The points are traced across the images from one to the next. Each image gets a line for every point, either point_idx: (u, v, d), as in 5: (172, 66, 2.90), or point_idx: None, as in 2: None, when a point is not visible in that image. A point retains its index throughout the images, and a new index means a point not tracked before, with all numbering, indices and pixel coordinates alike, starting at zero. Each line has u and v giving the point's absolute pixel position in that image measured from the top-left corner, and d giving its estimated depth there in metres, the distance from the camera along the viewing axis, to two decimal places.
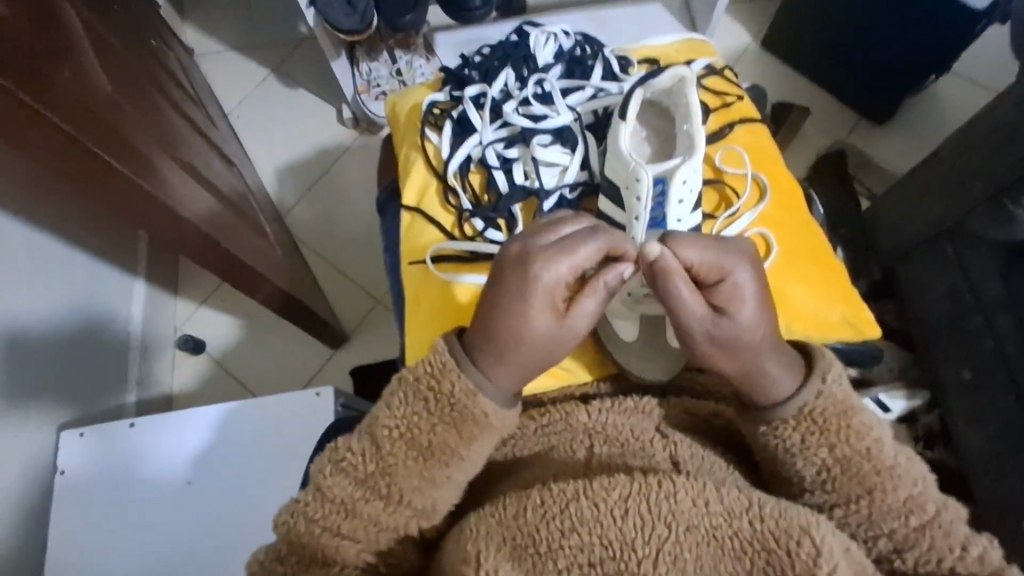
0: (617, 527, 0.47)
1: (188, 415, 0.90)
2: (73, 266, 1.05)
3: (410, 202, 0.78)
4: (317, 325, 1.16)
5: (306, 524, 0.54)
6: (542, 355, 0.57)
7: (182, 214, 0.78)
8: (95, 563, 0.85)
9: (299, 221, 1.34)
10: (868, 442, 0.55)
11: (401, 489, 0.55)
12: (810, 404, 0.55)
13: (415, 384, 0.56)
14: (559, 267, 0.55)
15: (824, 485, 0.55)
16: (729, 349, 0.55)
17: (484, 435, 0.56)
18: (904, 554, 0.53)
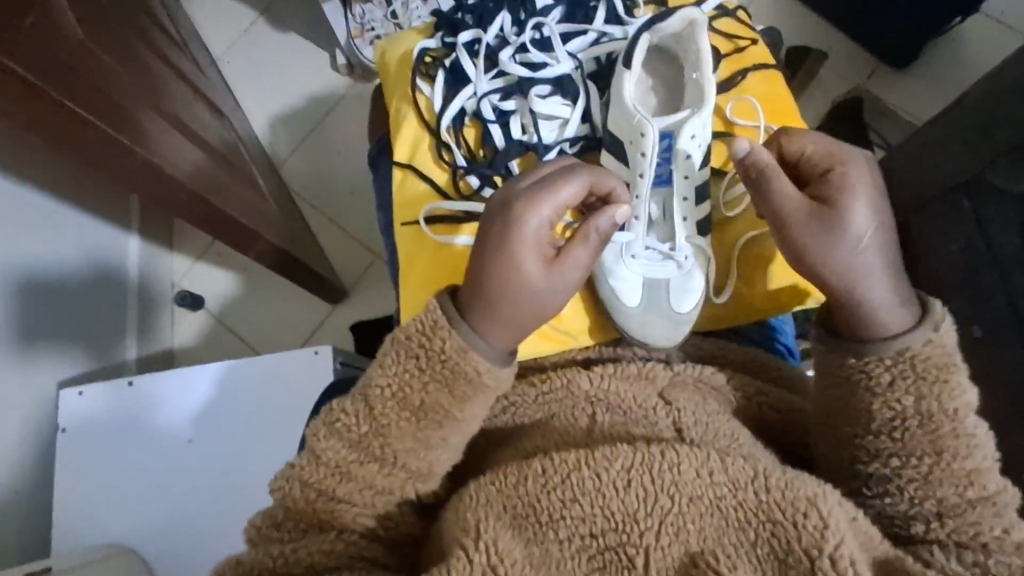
0: (619, 499, 0.46)
1: (190, 370, 0.89)
2: (63, 222, 1.02)
3: (402, 158, 0.74)
4: (314, 281, 1.14)
5: (300, 489, 0.53)
6: (538, 308, 0.57)
7: (164, 167, 0.75)
8: (100, 518, 0.86)
9: (294, 173, 1.30)
10: (957, 403, 0.52)
11: (396, 451, 0.53)
12: (914, 348, 0.54)
13: (407, 343, 0.54)
14: (544, 211, 0.56)
15: (894, 432, 0.53)
16: (833, 235, 0.57)
17: (475, 395, 0.54)
18: (944, 519, 0.51)
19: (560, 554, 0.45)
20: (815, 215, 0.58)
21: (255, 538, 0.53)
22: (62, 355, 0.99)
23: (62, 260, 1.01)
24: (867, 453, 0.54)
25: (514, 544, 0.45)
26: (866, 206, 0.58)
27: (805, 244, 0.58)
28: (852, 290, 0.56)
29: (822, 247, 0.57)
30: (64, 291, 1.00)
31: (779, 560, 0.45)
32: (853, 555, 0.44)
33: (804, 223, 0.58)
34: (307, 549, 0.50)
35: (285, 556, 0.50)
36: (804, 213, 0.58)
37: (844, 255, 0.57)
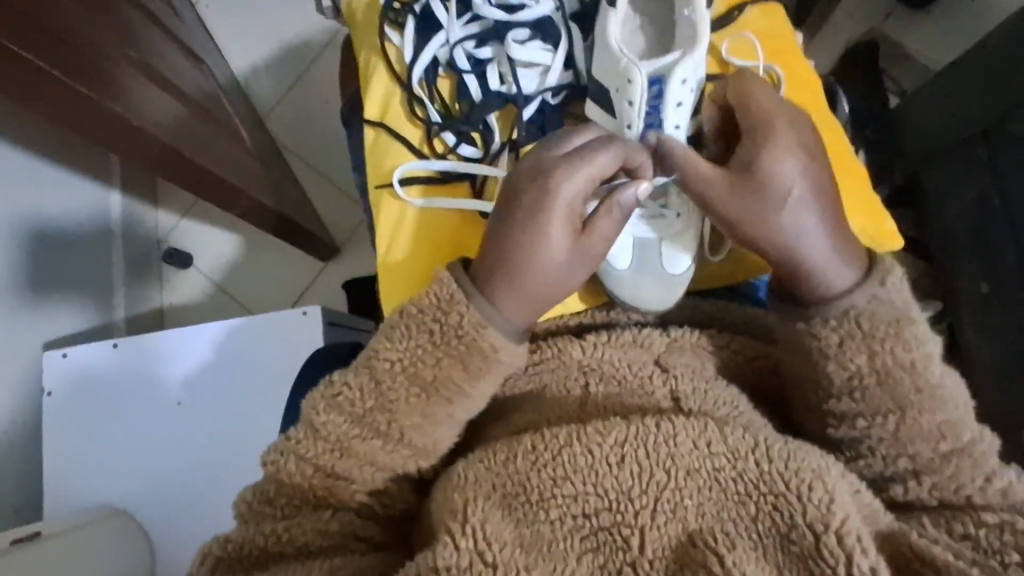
0: (613, 476, 0.44)
1: (187, 330, 0.86)
2: (40, 178, 0.97)
3: (373, 117, 0.68)
4: (303, 239, 1.09)
5: (297, 464, 0.50)
6: (560, 283, 0.53)
7: (140, 125, 0.70)
8: (91, 484, 0.85)
9: (280, 124, 1.24)
10: (916, 355, 0.50)
11: (403, 426, 0.51)
12: (858, 307, 0.51)
13: (419, 317, 0.52)
14: (576, 182, 0.51)
15: (853, 393, 0.51)
16: (756, 211, 0.52)
17: (490, 369, 0.52)
18: (921, 477, 0.49)
19: (552, 536, 0.44)
20: (733, 191, 0.52)
21: (247, 513, 0.51)
22: (44, 321, 0.96)
23: (42, 220, 0.96)
24: (834, 417, 0.52)
25: (504, 525, 0.43)
26: (791, 170, 0.51)
27: (729, 224, 0.53)
28: (786, 263, 0.53)
29: (745, 225, 0.53)
30: (46, 255, 0.96)
31: (782, 536, 0.42)
32: (859, 529, 0.40)
33: (722, 201, 0.53)
34: (302, 528, 0.49)
35: (277, 535, 0.49)
36: (723, 190, 0.52)
37: (769, 230, 0.52)
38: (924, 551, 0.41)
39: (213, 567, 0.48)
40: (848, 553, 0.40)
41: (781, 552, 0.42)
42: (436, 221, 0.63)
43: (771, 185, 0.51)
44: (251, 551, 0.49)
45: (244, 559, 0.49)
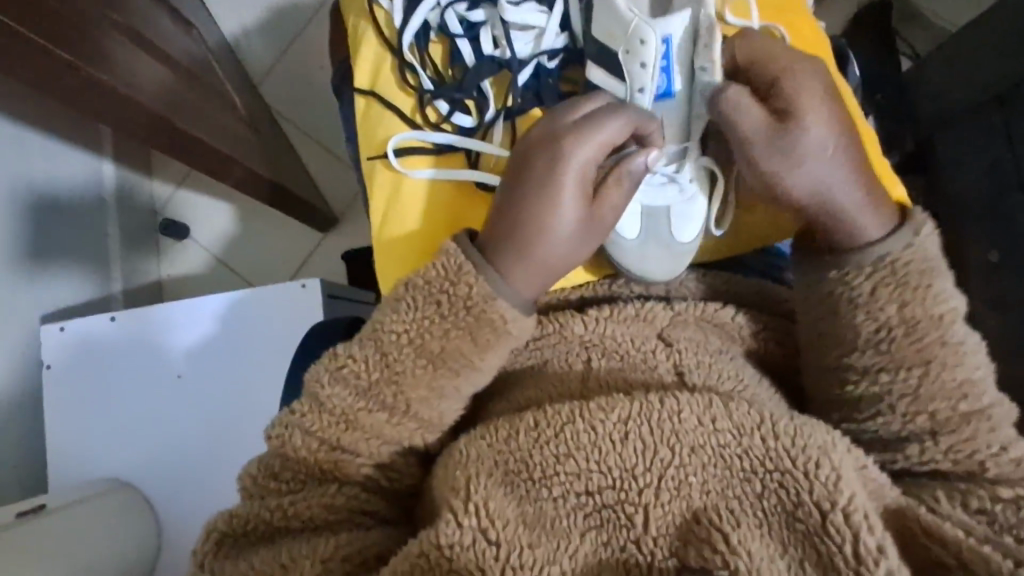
0: (616, 453, 0.43)
1: (190, 304, 0.85)
2: (32, 149, 0.94)
3: (363, 86, 0.65)
4: (301, 209, 1.07)
5: (303, 438, 0.49)
6: (570, 254, 0.52)
7: (128, 94, 0.67)
8: (94, 457, 0.85)
9: (273, 90, 1.21)
10: (942, 308, 0.50)
11: (410, 399, 0.49)
12: (894, 253, 0.51)
13: (426, 288, 0.50)
14: (588, 149, 0.51)
15: (880, 345, 0.50)
16: (792, 159, 0.51)
17: (499, 343, 0.50)
18: (939, 437, 0.48)
19: (554, 513, 0.43)
20: (771, 140, 0.51)
21: (251, 487, 0.50)
22: (44, 296, 0.95)
23: (40, 193, 0.95)
24: (855, 373, 0.51)
25: (506, 503, 0.43)
26: (825, 118, 0.51)
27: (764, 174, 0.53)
28: (818, 213, 0.53)
29: (779, 175, 0.52)
30: (44, 229, 0.95)
31: (788, 513, 0.41)
32: (866, 507, 0.39)
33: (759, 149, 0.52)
34: (307, 502, 0.48)
35: (283, 509, 0.48)
36: (760, 138, 0.52)
37: (803, 179, 0.52)
38: (933, 527, 0.40)
39: (218, 541, 0.47)
40: (854, 530, 0.39)
41: (786, 529, 0.40)
42: (436, 193, 0.61)
43: (806, 133, 0.51)
44: (257, 525, 0.47)
45: (249, 534, 0.48)
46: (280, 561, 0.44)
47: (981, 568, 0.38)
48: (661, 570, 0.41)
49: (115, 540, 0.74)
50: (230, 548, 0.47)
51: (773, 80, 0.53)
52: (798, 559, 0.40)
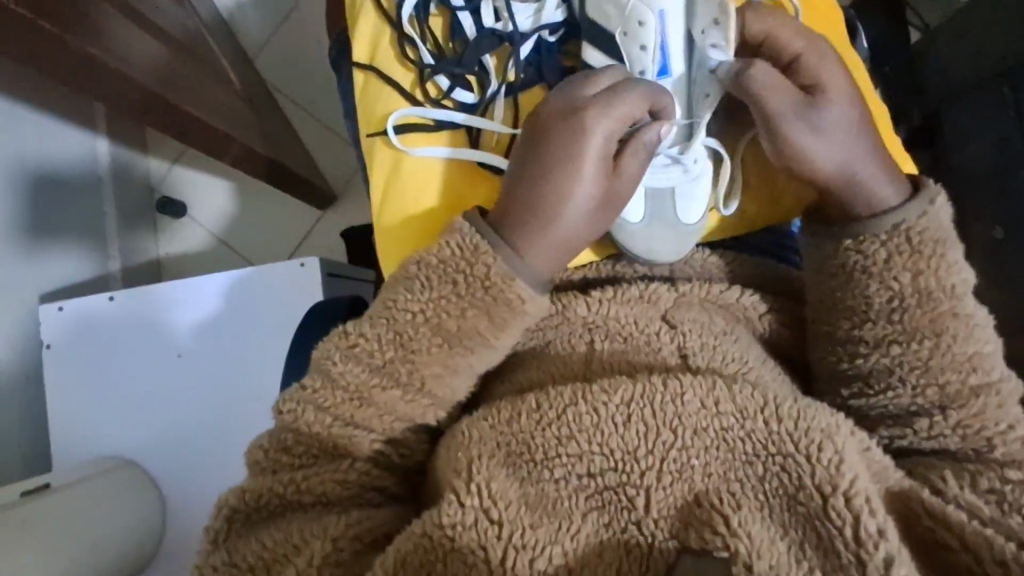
0: (619, 436, 0.43)
1: (191, 283, 0.85)
2: (28, 126, 0.92)
3: (361, 60, 0.63)
4: (301, 186, 1.05)
5: (315, 414, 0.48)
6: (587, 230, 0.52)
7: (118, 68, 0.65)
8: (97, 436, 0.85)
9: (268, 64, 1.18)
10: (954, 280, 0.51)
11: (424, 376, 0.49)
12: (911, 222, 0.52)
13: (441, 267, 0.49)
14: (609, 122, 0.50)
15: (893, 314, 0.51)
16: (824, 133, 0.52)
17: (516, 321, 0.50)
18: (947, 411, 0.49)
19: (556, 494, 0.42)
20: (804, 113, 0.52)
21: (264, 462, 0.49)
22: (42, 276, 0.94)
23: (36, 173, 0.93)
24: (866, 346, 0.51)
25: (509, 483, 0.43)
26: (846, 92, 0.53)
27: (799, 149, 0.53)
28: (845, 187, 0.53)
29: (813, 149, 0.52)
30: (42, 208, 0.93)
31: (789, 497, 0.40)
32: (867, 490, 0.39)
33: (794, 123, 0.52)
34: (320, 478, 0.47)
35: (296, 484, 0.47)
36: (795, 112, 0.52)
37: (833, 154, 0.52)
38: (936, 509, 0.40)
39: (229, 519, 0.46)
40: (855, 513, 0.38)
41: (787, 512, 0.40)
42: (438, 172, 0.60)
43: (833, 107, 0.53)
44: (269, 500, 0.47)
45: (261, 509, 0.47)
46: (293, 542, 0.44)
47: (983, 553, 0.37)
48: (663, 552, 0.40)
49: (112, 526, 0.74)
50: (241, 527, 0.46)
51: (796, 55, 0.54)
52: (798, 541, 0.39)
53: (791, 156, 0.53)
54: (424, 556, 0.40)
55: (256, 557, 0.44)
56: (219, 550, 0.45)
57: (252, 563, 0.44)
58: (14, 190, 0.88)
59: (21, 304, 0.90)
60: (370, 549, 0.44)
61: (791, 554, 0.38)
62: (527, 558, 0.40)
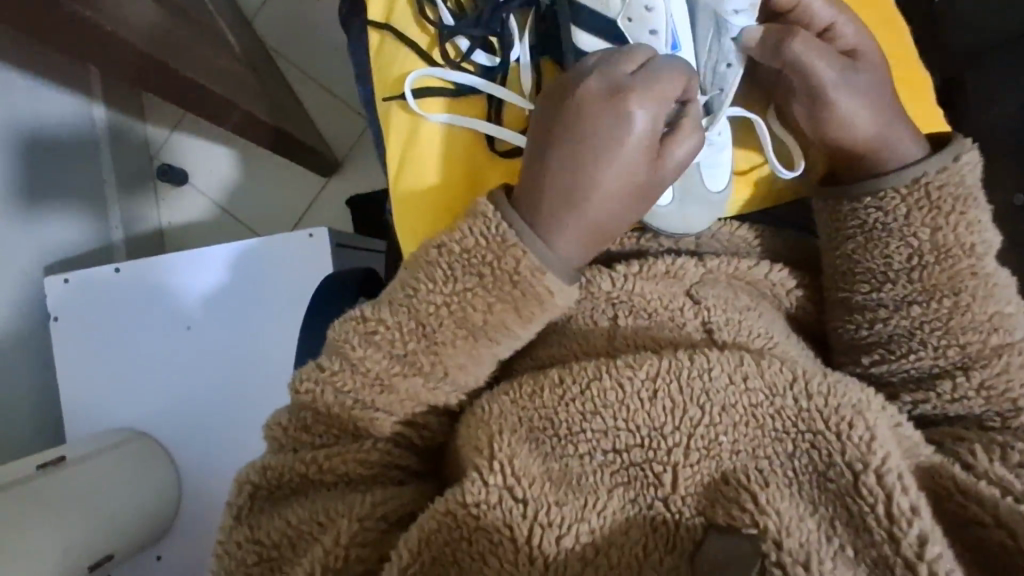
0: (644, 411, 0.42)
1: (201, 253, 0.83)
2: (26, 94, 0.90)
3: (377, 18, 0.61)
4: (305, 154, 1.03)
5: (334, 396, 0.47)
6: (621, 220, 0.49)
7: (115, 31, 0.62)
8: (108, 409, 0.85)
9: (267, 25, 1.14)
10: (974, 238, 0.49)
11: (448, 366, 0.48)
12: (929, 175, 0.50)
13: (467, 258, 0.47)
14: (650, 105, 0.48)
15: (912, 273, 0.49)
16: (864, 98, 0.51)
17: (545, 316, 0.48)
18: (970, 371, 0.48)
19: (580, 470, 0.42)
20: (845, 78, 0.51)
21: (282, 439, 0.49)
22: (46, 246, 0.93)
23: (34, 138, 0.90)
24: (885, 309, 0.50)
25: (531, 460, 0.42)
26: (880, 62, 0.53)
27: (842, 113, 0.51)
28: (882, 150, 0.51)
29: (855, 114, 0.51)
30: (44, 179, 0.91)
31: (818, 474, 0.39)
32: (900, 467, 0.38)
33: (837, 87, 0.51)
34: (342, 457, 0.47)
35: (318, 463, 0.46)
36: (836, 75, 0.51)
37: (876, 117, 0.51)
38: (967, 485, 0.39)
39: (251, 496, 0.47)
40: (887, 490, 0.37)
41: (817, 489, 0.39)
42: (459, 145, 0.58)
43: (872, 73, 0.51)
44: (291, 478, 0.47)
45: (283, 486, 0.47)
46: (318, 519, 0.44)
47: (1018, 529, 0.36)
48: (689, 529, 0.39)
49: (118, 497, 0.75)
50: (264, 502, 0.47)
51: (828, 25, 0.53)
52: (829, 518, 0.38)
53: (833, 120, 0.51)
54: (448, 534, 0.40)
55: (281, 534, 0.44)
56: (242, 526, 0.45)
57: (277, 540, 0.44)
58: (11, 155, 0.85)
59: (25, 276, 0.88)
60: (394, 528, 0.44)
61: (821, 531, 0.37)
62: (553, 536, 0.39)
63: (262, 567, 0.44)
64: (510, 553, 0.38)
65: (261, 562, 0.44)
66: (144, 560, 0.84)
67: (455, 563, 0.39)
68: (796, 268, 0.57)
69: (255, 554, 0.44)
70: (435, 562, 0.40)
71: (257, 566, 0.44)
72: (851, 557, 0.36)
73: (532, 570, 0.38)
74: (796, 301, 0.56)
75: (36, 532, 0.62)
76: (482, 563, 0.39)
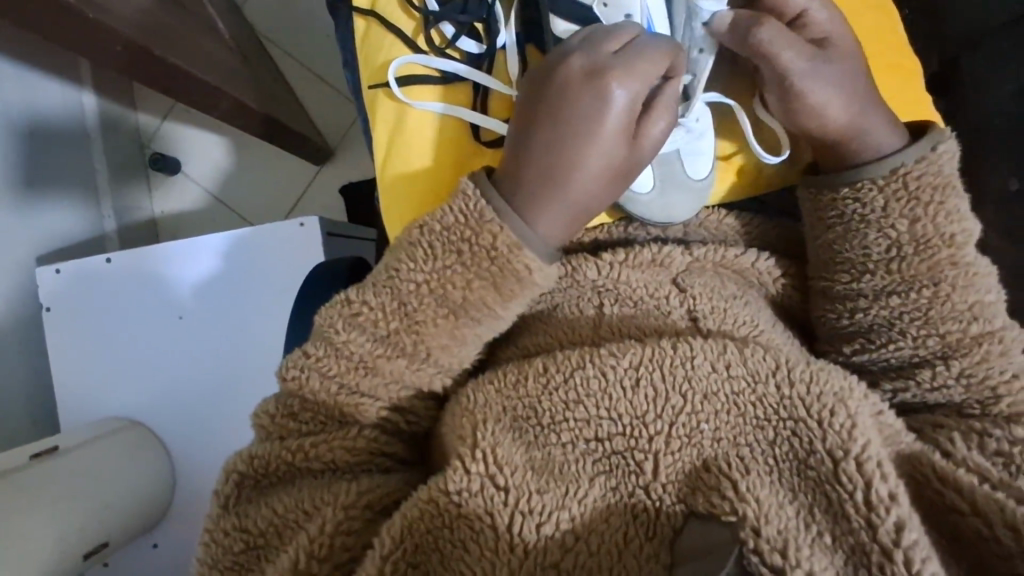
0: (626, 400, 0.42)
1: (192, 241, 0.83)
2: (17, 82, 0.89)
3: (363, 5, 0.60)
4: (297, 142, 1.02)
5: (321, 381, 0.47)
6: (601, 199, 0.49)
7: (98, 19, 0.62)
8: (102, 399, 0.85)
9: (258, 12, 1.13)
10: (955, 228, 0.49)
11: (430, 346, 0.47)
12: (908, 166, 0.49)
13: (446, 235, 0.47)
14: (633, 83, 0.48)
15: (890, 264, 0.49)
16: (840, 90, 0.50)
17: (525, 294, 0.48)
18: (950, 361, 0.48)
19: (563, 458, 0.42)
20: (819, 71, 0.50)
21: (269, 427, 0.49)
22: (39, 235, 0.92)
23: (25, 126, 0.90)
24: (866, 300, 0.50)
25: (515, 449, 0.42)
26: (855, 49, 0.52)
27: (817, 107, 0.51)
28: (858, 142, 0.51)
29: (828, 105, 0.50)
30: (34, 168, 0.91)
31: (799, 461, 0.39)
32: (879, 455, 0.38)
33: (810, 82, 0.50)
34: (328, 445, 0.47)
35: (304, 451, 0.47)
36: (808, 66, 0.50)
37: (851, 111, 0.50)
38: (945, 470, 0.39)
39: (239, 484, 0.47)
40: (867, 478, 0.37)
41: (797, 477, 0.39)
42: (445, 132, 0.58)
43: (846, 63, 0.51)
44: (278, 466, 0.47)
45: (270, 475, 0.47)
46: (303, 508, 0.44)
47: (994, 517, 0.36)
48: (670, 517, 0.39)
49: (111, 483, 0.75)
50: (251, 491, 0.47)
51: (802, 13, 0.52)
52: (808, 505, 0.38)
53: (809, 115, 0.51)
54: (431, 522, 0.40)
55: (268, 522, 0.45)
56: (229, 514, 0.46)
57: (264, 529, 0.45)
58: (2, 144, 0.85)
59: (18, 266, 0.88)
60: (379, 517, 0.44)
61: (800, 518, 0.37)
62: (533, 523, 0.39)
63: (249, 556, 0.45)
64: (490, 541, 0.38)
65: (248, 550, 0.45)
66: (141, 547, 0.84)
67: (438, 550, 0.40)
68: (782, 257, 0.57)
69: (243, 542, 0.45)
70: (417, 548, 0.40)
71: (244, 553, 0.45)
72: (828, 543, 0.36)
73: (512, 558, 0.38)
74: (785, 290, 0.56)
75: (29, 519, 0.63)
76: (462, 550, 0.39)
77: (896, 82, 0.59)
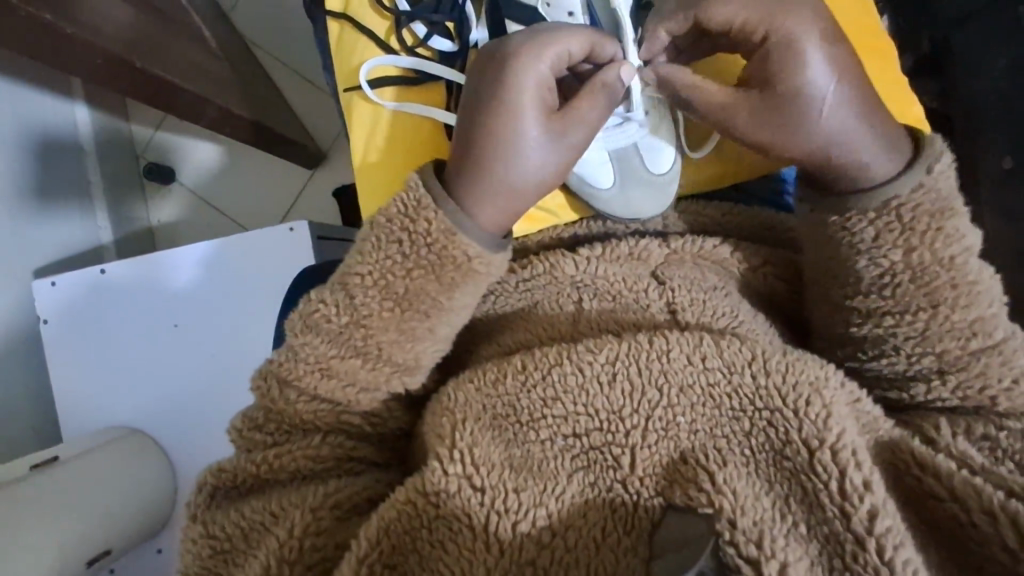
0: (604, 395, 0.42)
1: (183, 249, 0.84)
2: (12, 99, 0.90)
3: (336, 8, 0.60)
4: (286, 149, 1.02)
5: (280, 387, 0.48)
6: (540, 182, 0.48)
7: (76, 33, 0.62)
8: (100, 410, 0.86)
9: (245, 17, 1.13)
10: (953, 251, 0.47)
11: (380, 343, 0.47)
12: (900, 198, 0.47)
13: (389, 225, 0.47)
14: (544, 60, 0.47)
15: (883, 290, 0.48)
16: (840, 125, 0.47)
17: (471, 283, 0.47)
18: (947, 375, 0.47)
19: (542, 455, 0.42)
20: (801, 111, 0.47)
21: (238, 440, 0.50)
22: (37, 249, 0.94)
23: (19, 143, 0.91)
24: (859, 315, 0.49)
25: (493, 448, 0.42)
26: (835, 57, 0.47)
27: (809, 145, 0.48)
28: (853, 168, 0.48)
29: (783, 137, 0.49)
30: (30, 184, 0.92)
31: (776, 452, 0.39)
32: (854, 443, 0.38)
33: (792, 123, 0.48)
34: (291, 455, 0.47)
35: (269, 463, 0.47)
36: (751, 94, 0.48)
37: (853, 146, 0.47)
38: (929, 472, 0.39)
39: (211, 494, 0.48)
40: (841, 467, 0.37)
41: (773, 467, 0.39)
42: (417, 134, 0.58)
43: (814, 86, 0.47)
44: (244, 478, 0.48)
45: (238, 486, 0.48)
46: (271, 509, 0.45)
47: (971, 502, 0.37)
48: (648, 510, 0.39)
49: (114, 491, 0.76)
50: (221, 500, 0.48)
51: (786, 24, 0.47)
52: (784, 496, 0.38)
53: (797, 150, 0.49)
54: (408, 522, 0.41)
55: (234, 526, 0.45)
56: (198, 523, 0.46)
57: (230, 533, 0.45)
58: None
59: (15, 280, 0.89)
60: (350, 516, 0.45)
61: (776, 509, 0.37)
62: (509, 522, 0.39)
63: (217, 559, 0.45)
64: (468, 541, 0.39)
65: (216, 555, 0.45)
66: (145, 553, 0.85)
67: (416, 550, 0.40)
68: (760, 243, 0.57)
69: (210, 548, 0.45)
70: (394, 550, 0.40)
71: (212, 558, 0.45)
72: (803, 533, 0.37)
73: (488, 557, 0.38)
74: (773, 279, 0.55)
75: (32, 530, 0.64)
76: (441, 550, 0.39)
77: (877, 63, 0.59)
